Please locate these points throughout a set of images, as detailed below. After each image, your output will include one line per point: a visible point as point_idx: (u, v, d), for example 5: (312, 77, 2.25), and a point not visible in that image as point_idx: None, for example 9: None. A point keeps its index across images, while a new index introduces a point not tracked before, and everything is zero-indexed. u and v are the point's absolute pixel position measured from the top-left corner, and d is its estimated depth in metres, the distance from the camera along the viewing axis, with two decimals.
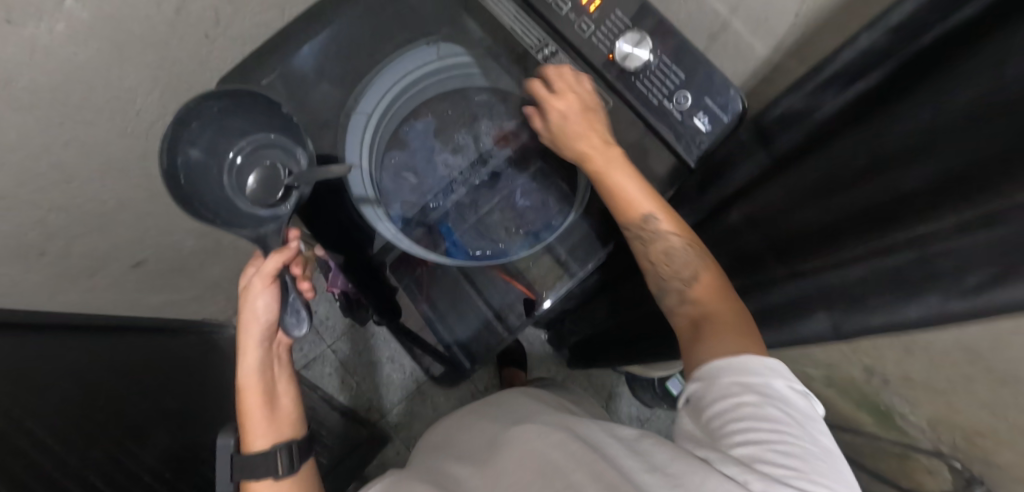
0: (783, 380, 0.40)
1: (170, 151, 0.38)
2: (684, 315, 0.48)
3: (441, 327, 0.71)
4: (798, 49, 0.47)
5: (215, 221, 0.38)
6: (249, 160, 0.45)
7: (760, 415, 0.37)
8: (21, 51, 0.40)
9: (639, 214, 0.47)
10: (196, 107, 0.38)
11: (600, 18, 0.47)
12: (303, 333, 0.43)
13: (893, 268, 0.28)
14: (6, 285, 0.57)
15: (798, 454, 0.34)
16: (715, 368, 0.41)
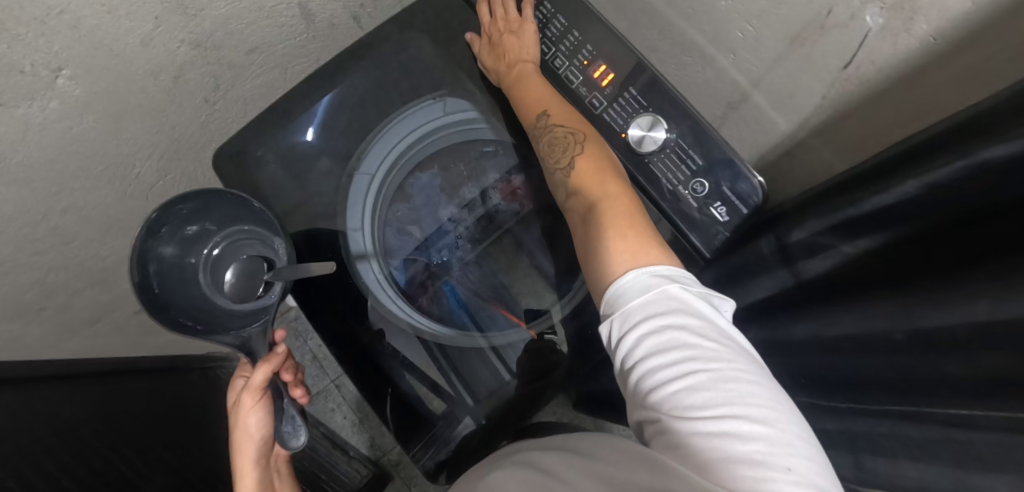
0: (675, 283, 0.37)
1: (140, 260, 0.39)
2: (574, 208, 0.47)
3: (436, 367, 0.58)
4: (823, 130, 0.44)
5: (196, 328, 0.39)
6: (225, 254, 0.45)
7: (666, 342, 0.34)
8: (12, 130, 0.39)
9: (533, 114, 0.49)
10: (164, 213, 0.39)
11: (617, 98, 0.48)
12: (301, 442, 0.42)
13: (912, 437, 0.25)
14: (8, 343, 0.55)
15: (717, 395, 0.31)
16: (614, 291, 0.39)
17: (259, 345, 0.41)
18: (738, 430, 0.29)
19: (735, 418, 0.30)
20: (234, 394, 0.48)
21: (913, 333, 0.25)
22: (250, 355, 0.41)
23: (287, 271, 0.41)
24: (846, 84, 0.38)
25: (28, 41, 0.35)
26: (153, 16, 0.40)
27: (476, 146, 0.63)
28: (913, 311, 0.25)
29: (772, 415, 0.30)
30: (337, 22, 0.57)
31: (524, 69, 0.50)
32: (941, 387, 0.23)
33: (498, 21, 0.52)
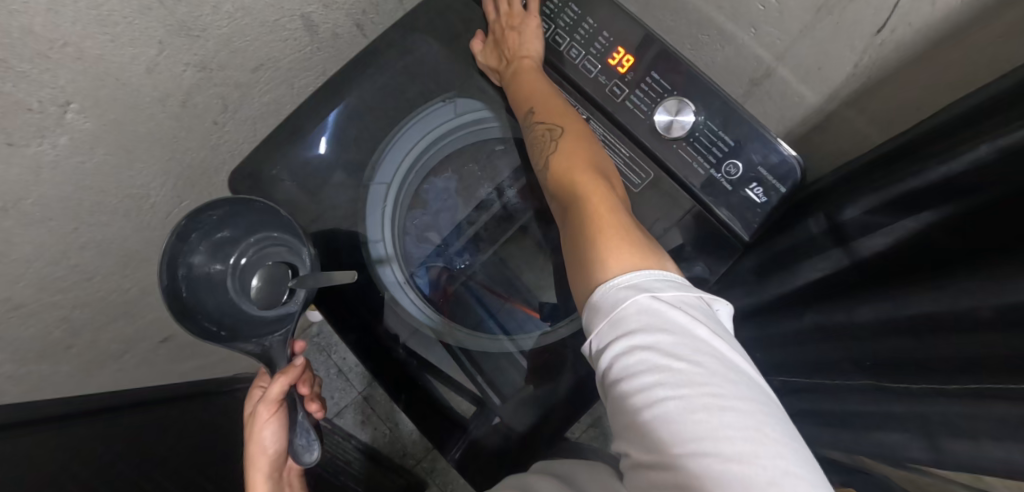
0: (645, 294, 0.33)
1: (169, 266, 0.38)
2: (560, 213, 0.44)
3: (462, 369, 0.58)
4: (855, 100, 0.42)
5: (220, 334, 0.40)
6: (254, 260, 0.45)
7: (633, 368, 0.31)
8: (26, 170, 0.38)
9: (524, 112, 0.48)
10: (194, 219, 0.39)
11: (639, 83, 0.46)
12: (314, 457, 0.40)
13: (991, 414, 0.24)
14: (37, 383, 0.55)
15: (687, 425, 0.27)
16: (589, 304, 0.36)
17: (279, 356, 0.40)
18: (708, 467, 0.25)
19: (704, 457, 0.26)
20: (249, 405, 0.47)
21: (1003, 308, 0.23)
22: (269, 364, 0.40)
23: (309, 280, 0.40)
24: (880, 50, 0.36)
25: (33, 77, 0.33)
26: (156, 41, 0.39)
27: (488, 145, 0.61)
28: (997, 283, 0.23)
29: (750, 448, 0.25)
30: (341, 32, 0.55)
31: (523, 65, 0.48)
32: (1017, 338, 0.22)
33: (501, 16, 0.50)
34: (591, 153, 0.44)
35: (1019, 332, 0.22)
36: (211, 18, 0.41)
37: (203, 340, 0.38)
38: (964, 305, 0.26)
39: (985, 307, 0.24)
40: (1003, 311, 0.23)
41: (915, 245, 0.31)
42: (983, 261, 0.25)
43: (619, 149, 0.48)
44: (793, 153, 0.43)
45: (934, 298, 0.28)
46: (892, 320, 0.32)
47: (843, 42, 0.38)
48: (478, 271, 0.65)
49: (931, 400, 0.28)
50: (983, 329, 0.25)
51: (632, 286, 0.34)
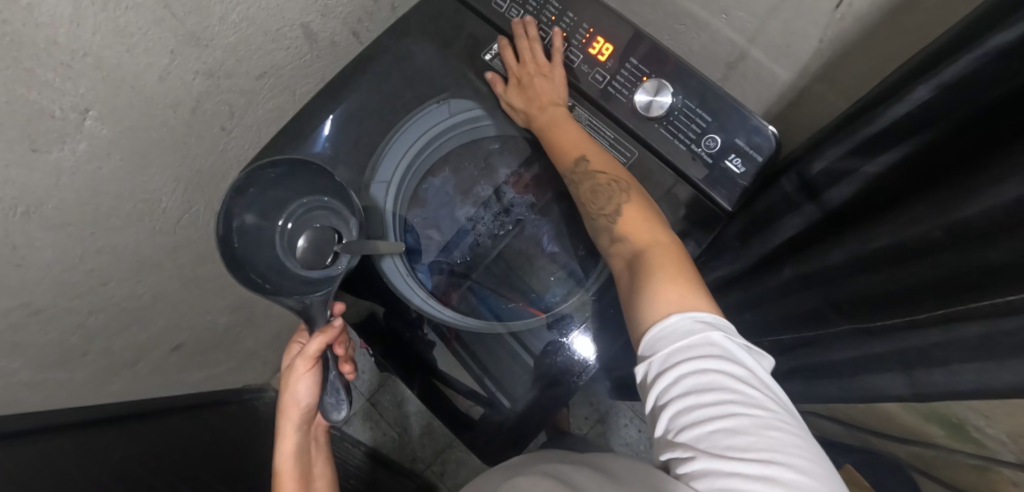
0: (718, 330, 0.34)
1: (224, 216, 0.40)
2: (618, 254, 0.45)
3: (466, 362, 0.61)
4: (823, 74, 0.45)
5: (265, 287, 0.41)
6: (300, 222, 0.46)
7: (703, 386, 0.32)
8: (48, 175, 0.41)
9: (569, 157, 0.48)
10: (254, 174, 0.41)
11: (619, 69, 0.50)
12: (342, 415, 0.44)
13: (962, 337, 0.25)
14: (54, 389, 0.57)
15: (759, 442, 0.28)
16: (651, 337, 0.36)
17: (319, 314, 0.42)
18: (783, 477, 0.26)
19: (778, 468, 0.27)
20: (288, 357, 0.49)
21: (953, 231, 0.26)
22: (308, 321, 0.42)
23: (354, 246, 0.43)
24: (840, 24, 0.39)
25: (56, 85, 0.36)
26: (169, 50, 0.42)
27: (483, 145, 0.65)
28: (951, 209, 0.26)
29: (822, 476, 0.27)
30: (338, 39, 0.59)
31: (558, 111, 0.49)
32: (976, 267, 0.24)
33: (524, 49, 0.50)
34: (644, 200, 0.46)
35: (961, 246, 0.25)
36: (218, 28, 0.44)
37: (249, 289, 0.39)
38: (930, 243, 0.27)
39: (936, 229, 0.27)
40: (952, 230, 0.26)
41: (880, 196, 0.33)
42: (939, 197, 0.27)
43: (604, 131, 0.51)
44: (768, 125, 0.46)
45: (902, 237, 0.30)
46: (861, 261, 0.34)
47: (807, 20, 0.40)
48: (479, 263, 0.65)
49: (903, 333, 0.30)
50: (938, 251, 0.27)
51: (701, 320, 0.35)
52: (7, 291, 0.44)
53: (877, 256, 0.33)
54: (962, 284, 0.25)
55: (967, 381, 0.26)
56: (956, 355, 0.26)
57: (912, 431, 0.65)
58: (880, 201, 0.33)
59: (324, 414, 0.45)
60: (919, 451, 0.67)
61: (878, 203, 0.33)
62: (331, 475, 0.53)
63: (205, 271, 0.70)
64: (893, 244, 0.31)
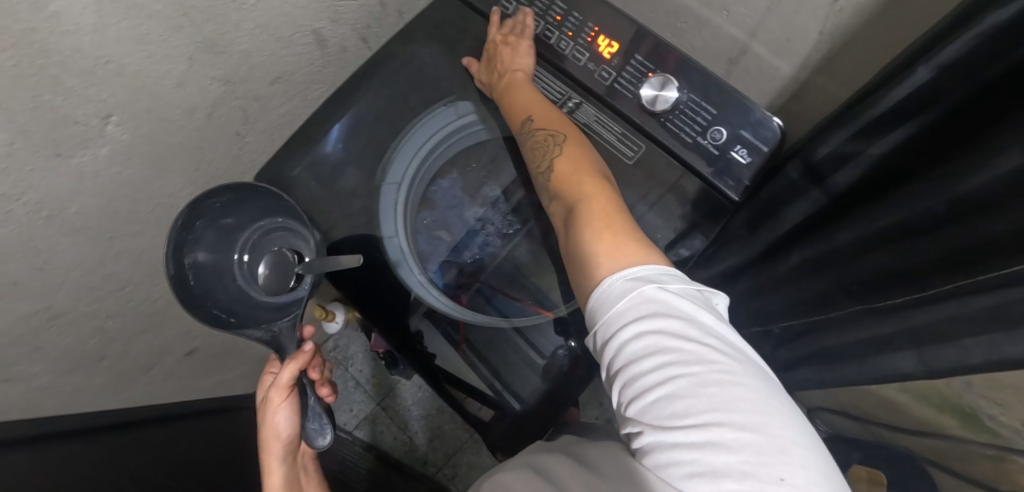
0: (653, 286, 0.35)
1: (175, 254, 0.41)
2: (558, 210, 0.47)
3: (478, 365, 0.61)
4: (824, 65, 0.46)
5: (228, 321, 0.41)
6: (257, 251, 0.48)
7: (644, 351, 0.33)
8: (71, 180, 0.42)
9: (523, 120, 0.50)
10: (200, 205, 0.42)
11: (625, 66, 0.51)
12: (326, 441, 0.43)
13: (976, 312, 0.26)
14: (72, 394, 0.58)
15: (700, 402, 0.29)
16: (595, 299, 0.38)
17: (288, 342, 0.42)
18: (722, 438, 0.28)
19: (715, 427, 0.28)
20: (262, 390, 0.50)
21: (970, 212, 0.26)
22: (278, 350, 0.42)
23: (315, 266, 0.43)
24: (841, 15, 0.40)
25: (79, 91, 0.37)
26: (187, 56, 0.43)
27: (491, 147, 0.65)
28: (960, 184, 0.27)
29: (761, 420, 0.28)
30: (347, 45, 0.60)
31: (513, 78, 0.51)
32: (993, 244, 0.24)
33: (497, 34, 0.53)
34: (586, 160, 0.47)
35: (971, 222, 0.26)
36: (233, 34, 0.46)
37: (212, 326, 0.40)
38: (950, 223, 0.28)
39: (941, 204, 0.29)
40: (960, 206, 0.27)
41: (897, 181, 0.34)
42: (954, 180, 0.27)
43: (611, 127, 0.52)
44: (772, 116, 0.47)
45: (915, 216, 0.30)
46: (873, 239, 0.36)
47: (808, 13, 0.41)
48: (486, 264, 0.66)
49: (916, 310, 0.31)
50: (948, 226, 0.28)
51: (635, 277, 0.36)
52: (30, 293, 0.45)
53: (901, 241, 0.33)
54: (978, 259, 0.25)
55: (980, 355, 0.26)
56: (964, 329, 0.26)
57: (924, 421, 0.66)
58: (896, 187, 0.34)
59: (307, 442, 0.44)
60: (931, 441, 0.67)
61: (895, 188, 0.34)
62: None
63: None
64: (914, 226, 0.31)
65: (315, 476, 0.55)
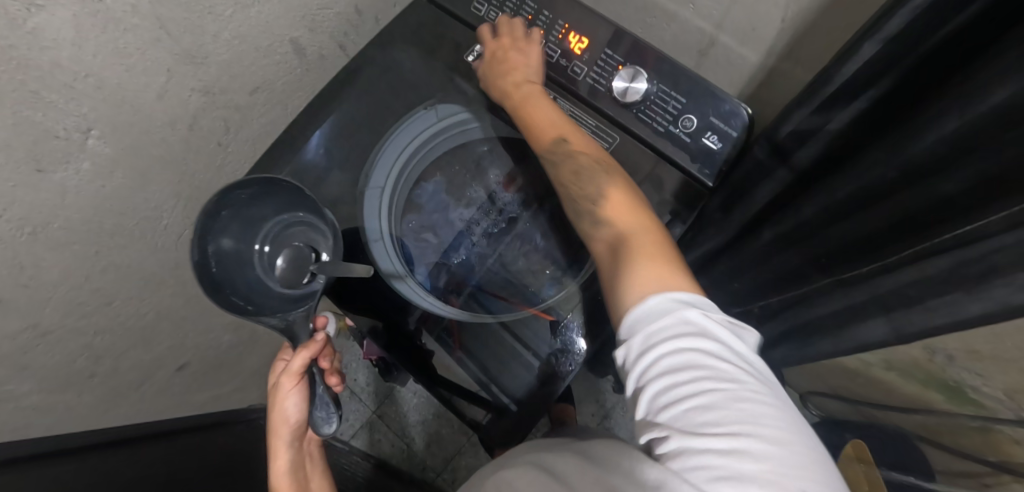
0: (694, 308, 0.36)
1: (200, 242, 0.40)
2: (601, 238, 0.47)
3: (471, 364, 0.62)
4: (787, 52, 0.47)
5: (246, 308, 0.41)
6: (278, 242, 0.47)
7: (679, 368, 0.33)
8: (53, 195, 0.42)
9: (547, 137, 0.50)
10: (224, 196, 0.41)
11: (596, 60, 0.53)
12: (332, 428, 0.46)
13: (941, 272, 0.27)
14: (63, 413, 0.59)
15: (732, 415, 0.30)
16: (630, 321, 0.38)
17: (302, 331, 0.43)
18: (751, 449, 0.28)
19: (746, 437, 0.29)
20: (274, 375, 0.51)
21: (934, 178, 0.27)
22: (291, 338, 0.43)
23: (330, 267, 0.43)
24: (799, 3, 0.41)
25: (60, 106, 0.38)
26: (166, 69, 0.44)
27: (473, 150, 0.65)
28: (907, 146, 0.29)
29: (786, 439, 0.29)
30: (325, 53, 0.62)
31: (532, 90, 0.52)
32: (959, 211, 0.25)
33: (502, 36, 0.53)
34: (626, 182, 0.48)
35: (924, 182, 0.28)
36: (212, 45, 0.46)
37: (231, 312, 0.39)
38: (912, 192, 0.29)
39: (890, 170, 0.30)
40: (912, 168, 0.29)
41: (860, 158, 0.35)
42: (909, 152, 0.29)
43: (586, 120, 0.54)
44: (741, 103, 0.49)
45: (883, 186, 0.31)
46: (837, 213, 0.37)
47: (769, 3, 0.43)
48: (475, 267, 0.65)
49: (885, 275, 0.31)
50: (900, 192, 0.31)
51: (676, 300, 0.37)
52: (16, 312, 0.45)
53: (869, 213, 0.34)
54: (944, 223, 0.26)
55: (941, 317, 0.27)
56: (928, 293, 0.28)
57: (909, 397, 0.67)
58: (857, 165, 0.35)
59: (314, 428, 0.47)
60: (917, 416, 0.69)
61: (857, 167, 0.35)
62: (330, 486, 0.56)
63: (207, 288, 0.71)
64: (885, 201, 0.32)
65: (318, 458, 0.58)
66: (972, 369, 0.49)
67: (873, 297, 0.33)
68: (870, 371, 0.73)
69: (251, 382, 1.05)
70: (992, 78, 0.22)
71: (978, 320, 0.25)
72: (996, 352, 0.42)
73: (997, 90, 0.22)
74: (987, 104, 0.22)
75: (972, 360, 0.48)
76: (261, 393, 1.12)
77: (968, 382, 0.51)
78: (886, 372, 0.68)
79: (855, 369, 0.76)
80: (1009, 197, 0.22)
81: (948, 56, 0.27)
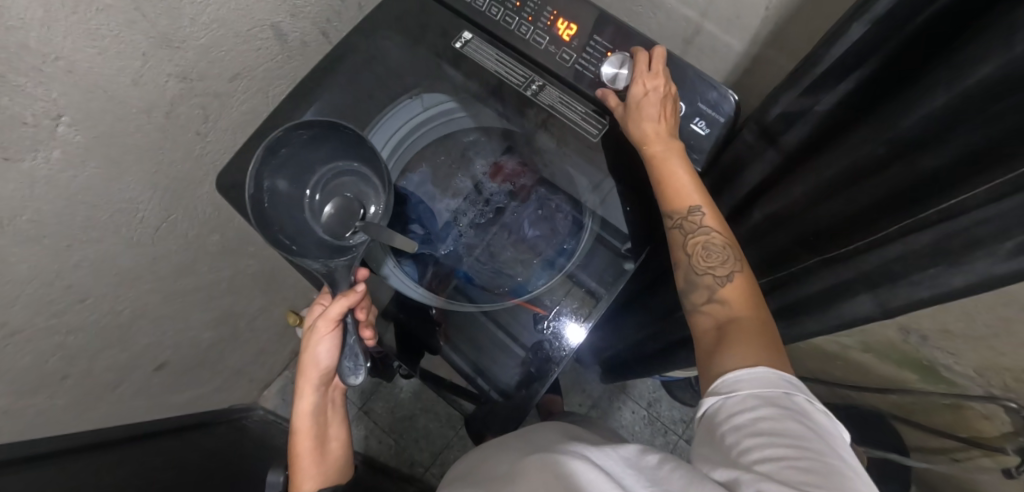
0: (803, 394, 0.33)
1: (256, 174, 0.41)
2: (706, 279, 0.43)
3: (455, 357, 0.62)
4: (772, 40, 0.48)
5: (291, 249, 0.41)
6: (328, 191, 0.46)
7: (782, 432, 0.29)
8: (21, 185, 0.40)
9: (660, 160, 0.47)
10: (286, 133, 0.42)
11: (585, 47, 0.55)
12: (358, 380, 0.47)
13: (921, 246, 0.28)
14: (36, 416, 0.58)
15: (824, 476, 0.26)
16: (728, 377, 0.35)
17: (342, 280, 0.42)
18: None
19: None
20: (310, 317, 0.50)
21: (924, 154, 0.29)
22: (331, 285, 0.43)
23: (372, 229, 0.41)
24: None
25: (28, 90, 0.36)
26: (141, 53, 0.42)
27: (459, 139, 0.64)
28: (895, 122, 0.30)
29: None
30: (308, 39, 0.60)
31: (643, 101, 0.48)
32: (945, 186, 0.27)
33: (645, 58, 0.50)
34: (734, 261, 0.44)
35: (911, 156, 0.30)
36: (190, 29, 0.45)
37: (277, 251, 0.40)
38: (898, 169, 0.31)
39: (880, 147, 0.32)
40: (900, 142, 0.30)
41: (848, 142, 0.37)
42: (901, 130, 0.30)
43: (575, 107, 0.57)
44: (727, 90, 0.50)
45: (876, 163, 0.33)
46: (826, 191, 0.39)
47: None
48: (463, 257, 0.64)
49: (868, 253, 0.32)
50: (886, 168, 0.32)
51: (786, 382, 0.33)
52: None
53: (857, 193, 0.35)
54: (927, 198, 0.28)
55: (926, 289, 0.29)
56: (913, 267, 0.29)
57: (887, 379, 0.70)
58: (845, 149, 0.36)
59: (340, 379, 0.48)
60: (894, 397, 0.71)
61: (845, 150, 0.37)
62: (346, 435, 0.58)
63: (186, 284, 0.69)
64: (873, 179, 0.33)
65: (339, 406, 0.58)
66: (946, 349, 0.51)
67: (849, 280, 0.34)
68: (848, 355, 0.76)
69: (235, 381, 1.02)
70: (986, 52, 0.23)
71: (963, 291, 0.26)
72: (968, 331, 0.44)
73: (988, 62, 0.23)
74: (977, 78, 0.24)
75: (945, 340, 0.50)
76: (245, 393, 1.09)
77: (942, 361, 0.53)
78: (863, 355, 0.70)
79: (834, 353, 0.79)
80: (999, 167, 0.23)
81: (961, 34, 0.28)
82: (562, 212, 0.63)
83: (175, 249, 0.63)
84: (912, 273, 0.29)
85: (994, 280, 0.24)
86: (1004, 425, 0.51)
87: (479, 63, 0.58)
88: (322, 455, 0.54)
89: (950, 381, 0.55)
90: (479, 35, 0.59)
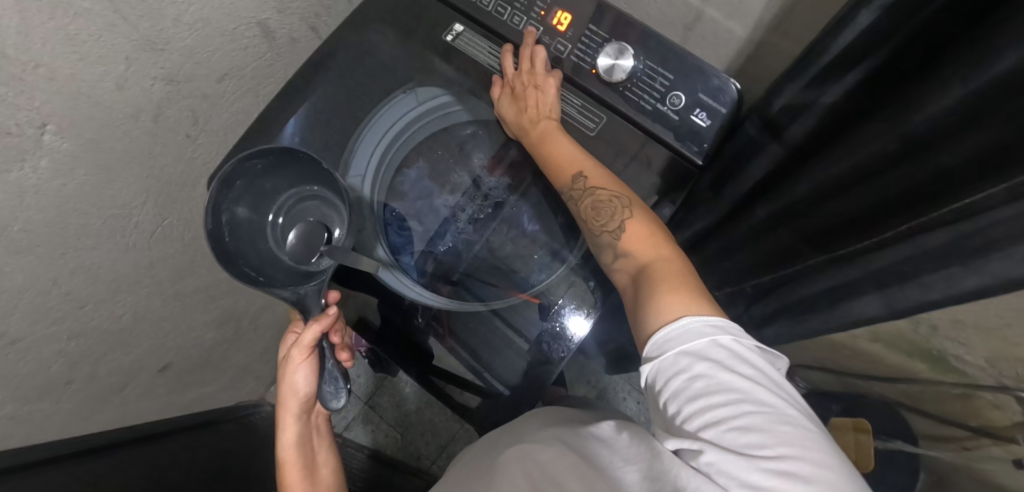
0: (724, 334, 0.35)
1: (214, 208, 0.39)
2: (609, 242, 0.47)
3: (464, 355, 0.63)
4: (776, 25, 0.46)
5: (258, 279, 0.39)
6: (291, 216, 0.46)
7: (717, 391, 0.32)
8: (11, 195, 0.39)
9: (560, 159, 0.50)
10: (238, 165, 0.40)
11: (581, 37, 0.53)
12: (340, 403, 0.45)
13: (936, 246, 0.26)
14: (42, 421, 0.58)
15: (772, 435, 0.30)
16: (659, 340, 0.36)
17: (314, 304, 0.41)
18: (798, 472, 0.27)
19: (794, 462, 0.28)
20: (285, 347, 0.50)
21: (936, 148, 0.27)
22: (303, 311, 0.42)
23: (337, 254, 0.40)
24: None
25: (9, 100, 0.34)
26: (123, 57, 0.41)
27: (459, 133, 0.63)
28: (903, 121, 0.29)
29: (819, 454, 0.28)
30: (297, 36, 0.59)
31: (534, 95, 0.52)
32: (960, 187, 0.25)
33: (521, 71, 0.53)
34: (646, 213, 0.46)
35: (919, 155, 0.29)
36: (173, 30, 0.44)
37: (242, 282, 0.38)
38: (907, 166, 0.29)
39: (891, 142, 0.31)
40: (912, 142, 0.29)
41: (851, 137, 0.36)
42: (911, 126, 0.29)
43: (571, 100, 0.54)
44: (730, 80, 0.50)
45: (889, 157, 0.31)
46: (831, 189, 0.38)
47: None
48: (462, 254, 0.63)
49: (876, 253, 0.32)
50: (894, 167, 0.31)
51: (709, 327, 0.35)
52: None
53: (863, 192, 0.34)
54: (940, 197, 0.26)
55: (939, 290, 0.27)
56: (925, 267, 0.27)
57: (896, 368, 0.68)
58: (850, 152, 0.35)
59: (323, 402, 0.46)
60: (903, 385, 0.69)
61: (849, 151, 0.35)
62: (334, 460, 0.58)
63: (184, 286, 0.69)
64: (880, 179, 0.32)
65: (327, 433, 0.58)
66: (957, 339, 0.49)
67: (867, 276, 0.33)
68: (854, 344, 0.74)
69: (240, 380, 1.03)
70: (1010, 43, 0.21)
71: (976, 295, 0.25)
72: (982, 322, 0.42)
73: (1011, 51, 0.21)
74: (993, 73, 0.22)
75: (957, 330, 0.48)
76: (251, 389, 1.11)
77: (953, 351, 0.51)
78: (870, 344, 0.69)
79: (838, 340, 0.77)
80: (1006, 170, 0.21)
81: (961, 17, 0.26)
82: (561, 206, 0.62)
83: (171, 253, 0.62)
84: (930, 274, 0.27)
85: (1012, 284, 0.22)
86: (1017, 415, 0.48)
87: (470, 57, 0.57)
88: (312, 481, 0.54)
89: (961, 371, 0.53)
90: (471, 27, 0.57)
